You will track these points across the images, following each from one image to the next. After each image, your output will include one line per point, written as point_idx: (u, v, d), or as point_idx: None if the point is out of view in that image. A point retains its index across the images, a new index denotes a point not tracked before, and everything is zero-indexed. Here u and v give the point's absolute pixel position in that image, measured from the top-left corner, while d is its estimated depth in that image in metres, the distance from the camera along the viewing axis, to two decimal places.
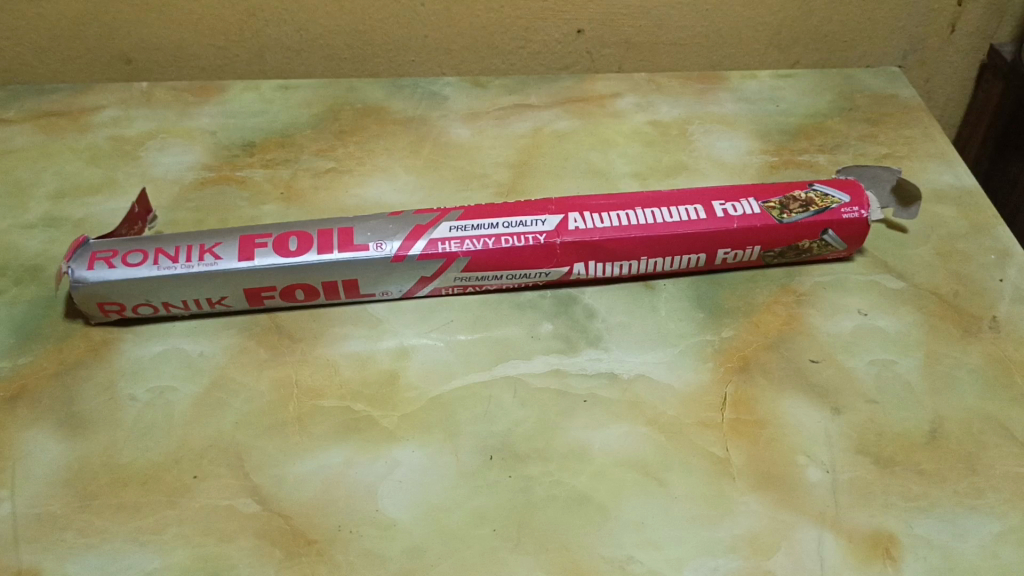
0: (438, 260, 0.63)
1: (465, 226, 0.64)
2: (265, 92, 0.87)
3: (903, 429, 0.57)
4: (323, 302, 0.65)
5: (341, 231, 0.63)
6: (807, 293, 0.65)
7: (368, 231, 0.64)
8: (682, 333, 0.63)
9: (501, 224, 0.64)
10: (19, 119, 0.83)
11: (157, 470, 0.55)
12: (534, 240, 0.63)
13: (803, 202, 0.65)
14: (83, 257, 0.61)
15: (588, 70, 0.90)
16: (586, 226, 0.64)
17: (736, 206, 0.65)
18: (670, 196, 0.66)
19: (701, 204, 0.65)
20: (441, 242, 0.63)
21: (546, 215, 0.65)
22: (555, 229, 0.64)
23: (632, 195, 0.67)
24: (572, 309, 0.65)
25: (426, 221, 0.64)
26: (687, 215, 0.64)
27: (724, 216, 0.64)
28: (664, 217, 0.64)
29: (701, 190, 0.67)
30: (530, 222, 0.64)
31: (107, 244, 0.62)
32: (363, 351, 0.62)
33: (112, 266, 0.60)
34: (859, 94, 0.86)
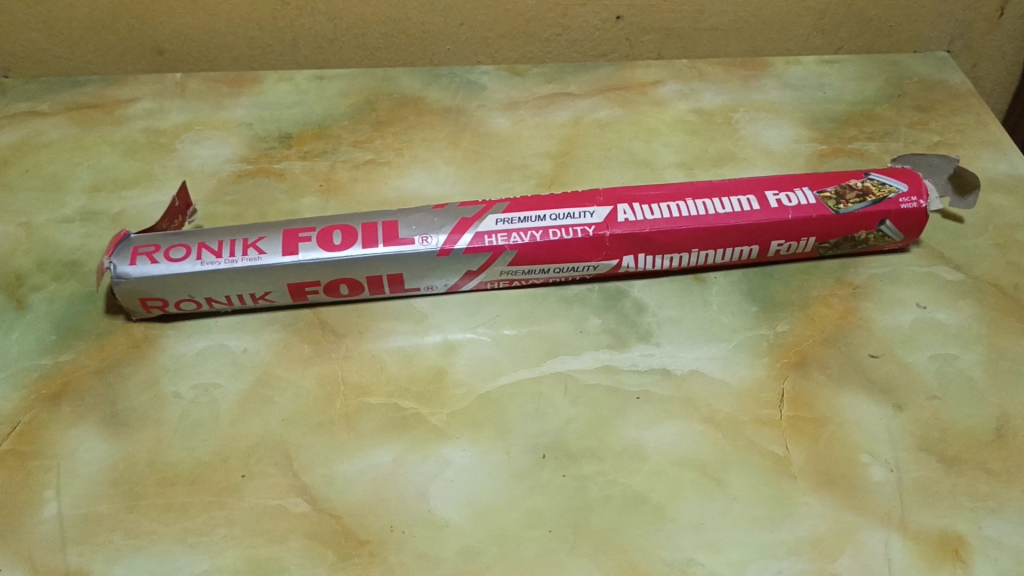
0: (485, 253, 0.62)
1: (512, 218, 0.63)
2: (300, 83, 0.86)
3: (968, 426, 0.55)
4: (367, 297, 0.64)
5: (386, 224, 0.62)
6: (863, 286, 0.63)
7: (413, 224, 0.62)
8: (736, 328, 0.61)
9: (548, 216, 0.63)
10: (53, 112, 0.83)
11: (203, 470, 0.54)
12: (583, 232, 0.62)
13: (860, 192, 0.63)
14: (125, 252, 0.60)
15: (627, 57, 0.88)
16: (636, 218, 0.62)
17: (790, 196, 0.63)
18: (722, 186, 0.65)
19: (754, 194, 0.63)
20: (488, 235, 0.62)
21: (595, 206, 0.63)
22: (604, 221, 0.62)
23: (682, 185, 0.65)
24: (621, 303, 0.63)
25: (472, 214, 0.63)
26: (740, 206, 0.63)
27: (778, 206, 0.63)
28: (716, 208, 0.63)
29: (753, 180, 0.65)
30: (577, 214, 0.63)
31: (149, 238, 0.61)
32: (409, 348, 0.61)
33: (155, 261, 0.59)
34: (907, 81, 0.84)
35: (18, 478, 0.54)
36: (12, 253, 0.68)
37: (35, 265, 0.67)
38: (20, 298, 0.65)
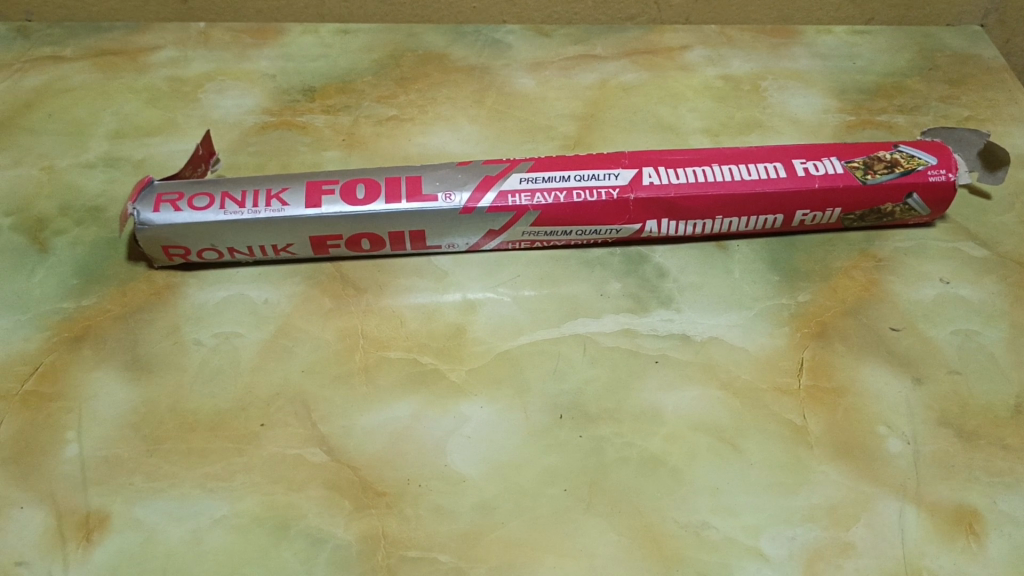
0: (507, 213, 0.62)
1: (536, 178, 0.62)
2: (325, 36, 0.85)
3: (987, 402, 0.55)
4: (388, 253, 0.64)
5: (409, 179, 0.62)
6: (887, 259, 0.63)
7: (437, 180, 0.62)
8: (757, 296, 0.61)
9: (572, 177, 0.62)
10: (76, 57, 0.82)
11: (223, 417, 0.54)
12: (607, 195, 0.61)
13: (889, 163, 0.62)
14: (149, 198, 0.60)
15: (655, 21, 0.85)
16: (661, 182, 0.62)
17: (817, 164, 0.63)
18: (749, 153, 0.64)
19: (781, 162, 0.63)
20: (511, 194, 0.62)
21: (620, 169, 0.62)
22: (629, 183, 0.62)
23: (708, 151, 0.65)
24: (642, 267, 0.63)
25: (496, 172, 0.63)
26: (766, 173, 0.62)
27: (805, 175, 0.62)
28: (742, 174, 0.62)
29: (780, 147, 0.64)
30: (602, 176, 0.62)
31: (173, 186, 0.61)
32: (429, 304, 0.61)
33: (179, 209, 0.59)
34: (939, 54, 0.82)
35: (40, 418, 0.54)
36: (36, 196, 0.69)
37: (58, 209, 0.67)
38: (43, 242, 0.65)
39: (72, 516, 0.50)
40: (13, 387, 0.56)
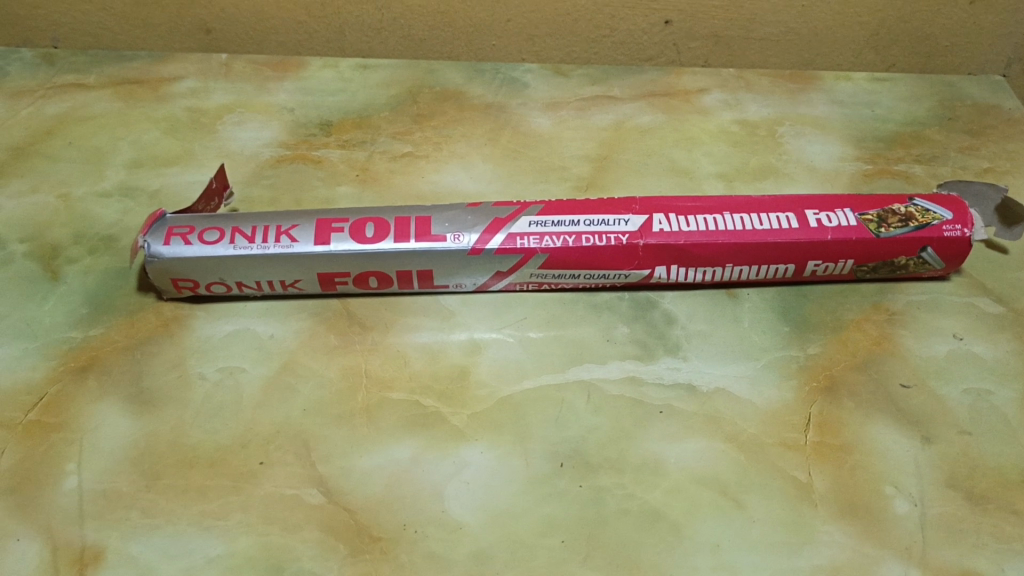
0: (516, 255, 0.61)
1: (546, 221, 0.62)
2: (345, 71, 0.86)
3: (998, 465, 0.54)
4: (395, 291, 0.64)
5: (419, 220, 0.62)
6: (899, 312, 0.62)
7: (446, 221, 0.62)
8: (766, 347, 0.60)
9: (582, 221, 0.62)
10: (99, 85, 0.84)
11: (223, 454, 0.54)
12: (616, 240, 0.61)
13: (903, 216, 0.62)
14: (159, 231, 0.60)
15: (674, 63, 0.88)
16: (671, 229, 0.62)
17: (830, 216, 0.62)
18: (762, 202, 0.63)
19: (794, 212, 0.62)
20: (520, 237, 0.61)
21: (630, 215, 0.62)
22: (639, 230, 0.61)
23: (720, 199, 0.64)
24: (651, 313, 0.63)
25: (505, 214, 0.62)
26: (778, 223, 0.62)
27: (818, 226, 0.61)
28: (754, 224, 0.62)
29: (793, 197, 0.64)
30: (612, 221, 0.62)
31: (184, 219, 0.61)
32: (434, 344, 0.61)
33: (189, 243, 0.60)
34: (960, 103, 0.82)
35: (42, 448, 0.55)
36: (51, 223, 0.69)
37: (72, 237, 0.68)
38: (55, 270, 0.66)
39: (67, 550, 0.50)
40: (17, 416, 0.56)
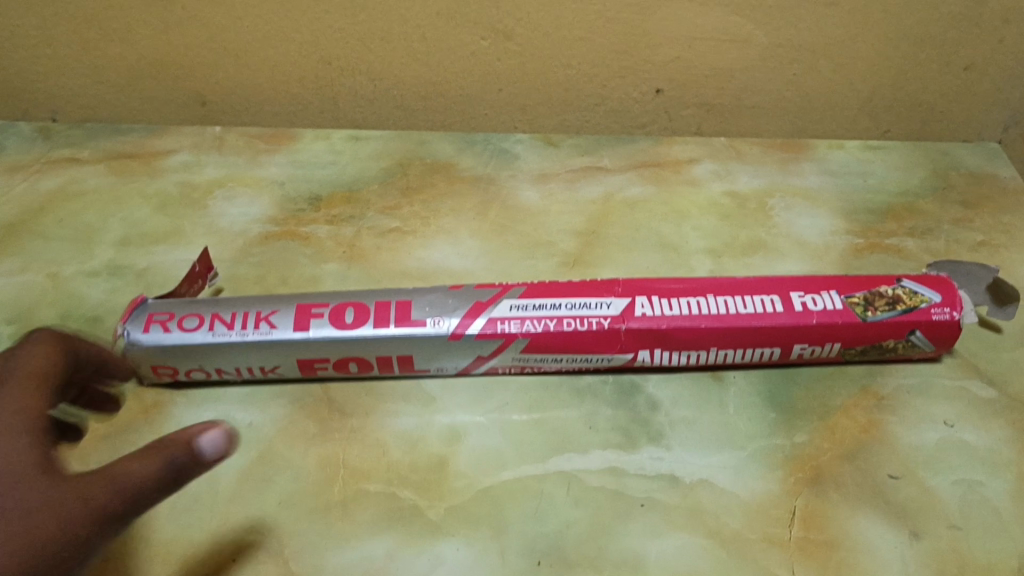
0: (496, 340, 0.61)
1: (526, 304, 0.61)
2: (336, 142, 0.87)
3: (989, 562, 0.52)
4: (377, 374, 0.63)
5: (399, 304, 0.62)
6: (888, 397, 0.61)
7: (426, 304, 0.62)
8: (751, 435, 0.59)
9: (563, 305, 0.61)
10: (94, 160, 0.85)
11: (195, 550, 0.53)
12: (598, 324, 0.60)
13: (890, 299, 0.61)
14: (140, 318, 0.60)
15: (666, 130, 0.90)
16: (653, 312, 0.61)
17: (816, 298, 0.61)
18: (747, 284, 0.63)
19: (778, 295, 0.61)
20: (500, 321, 0.61)
21: (612, 298, 0.61)
22: (621, 313, 0.61)
23: (705, 280, 0.63)
24: (634, 398, 0.62)
25: (487, 297, 0.62)
26: (763, 306, 0.61)
27: (803, 310, 0.60)
28: (738, 307, 0.61)
29: (779, 279, 0.63)
30: (594, 304, 0.61)
31: (166, 305, 0.62)
32: (414, 432, 0.60)
33: (168, 330, 0.60)
34: (955, 173, 0.81)
35: None
36: (37, 304, 0.69)
37: (57, 319, 0.68)
38: None
39: None
40: None
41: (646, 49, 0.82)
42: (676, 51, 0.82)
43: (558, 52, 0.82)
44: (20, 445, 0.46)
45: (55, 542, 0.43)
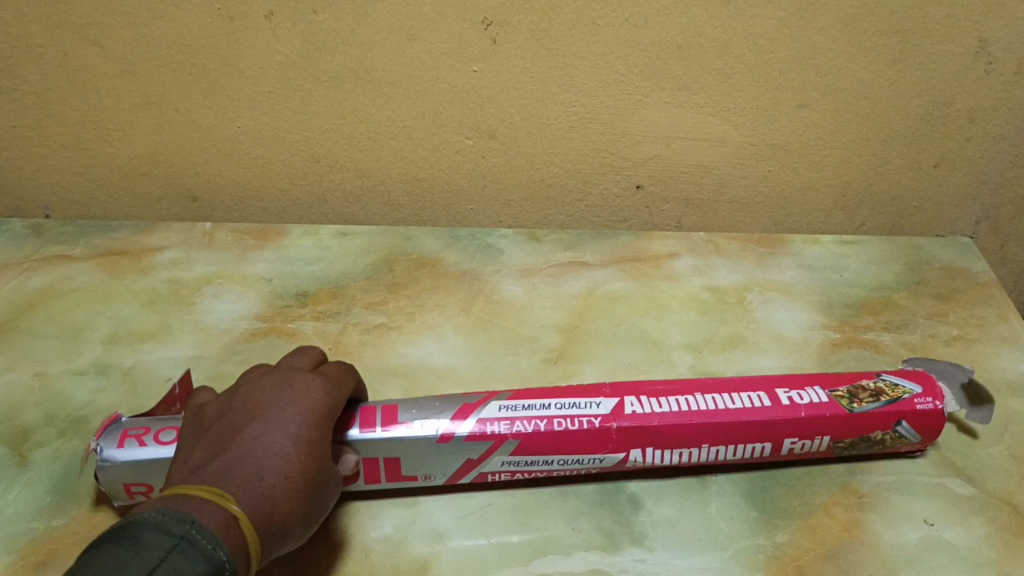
0: (486, 441, 0.60)
1: (515, 405, 0.61)
2: (324, 239, 0.89)
3: None
4: (361, 486, 0.61)
5: (386, 408, 0.61)
6: (869, 495, 0.61)
7: (414, 408, 0.61)
8: (734, 535, 0.59)
9: (552, 405, 0.61)
10: (84, 257, 0.87)
11: None
12: (589, 423, 0.60)
13: (873, 391, 0.62)
14: (114, 434, 0.59)
15: (646, 224, 0.92)
16: (642, 410, 0.61)
17: (801, 393, 0.62)
18: (732, 382, 0.64)
19: (765, 390, 0.63)
20: (490, 422, 0.60)
21: (601, 397, 0.62)
22: (610, 412, 0.61)
23: (693, 381, 0.64)
24: (617, 498, 0.62)
25: (474, 400, 0.62)
26: (751, 401, 0.62)
27: (791, 403, 0.61)
28: (726, 403, 0.62)
29: (764, 377, 0.65)
30: (583, 404, 0.61)
31: (139, 422, 0.60)
32: (395, 534, 0.59)
33: (143, 445, 0.58)
34: (928, 267, 0.83)
35: None
36: (22, 405, 0.70)
37: (42, 419, 0.68)
38: (23, 455, 0.66)
39: None
40: None
41: (626, 148, 0.85)
42: (655, 149, 0.85)
43: (540, 151, 0.86)
44: (330, 386, 0.56)
45: (318, 497, 0.51)
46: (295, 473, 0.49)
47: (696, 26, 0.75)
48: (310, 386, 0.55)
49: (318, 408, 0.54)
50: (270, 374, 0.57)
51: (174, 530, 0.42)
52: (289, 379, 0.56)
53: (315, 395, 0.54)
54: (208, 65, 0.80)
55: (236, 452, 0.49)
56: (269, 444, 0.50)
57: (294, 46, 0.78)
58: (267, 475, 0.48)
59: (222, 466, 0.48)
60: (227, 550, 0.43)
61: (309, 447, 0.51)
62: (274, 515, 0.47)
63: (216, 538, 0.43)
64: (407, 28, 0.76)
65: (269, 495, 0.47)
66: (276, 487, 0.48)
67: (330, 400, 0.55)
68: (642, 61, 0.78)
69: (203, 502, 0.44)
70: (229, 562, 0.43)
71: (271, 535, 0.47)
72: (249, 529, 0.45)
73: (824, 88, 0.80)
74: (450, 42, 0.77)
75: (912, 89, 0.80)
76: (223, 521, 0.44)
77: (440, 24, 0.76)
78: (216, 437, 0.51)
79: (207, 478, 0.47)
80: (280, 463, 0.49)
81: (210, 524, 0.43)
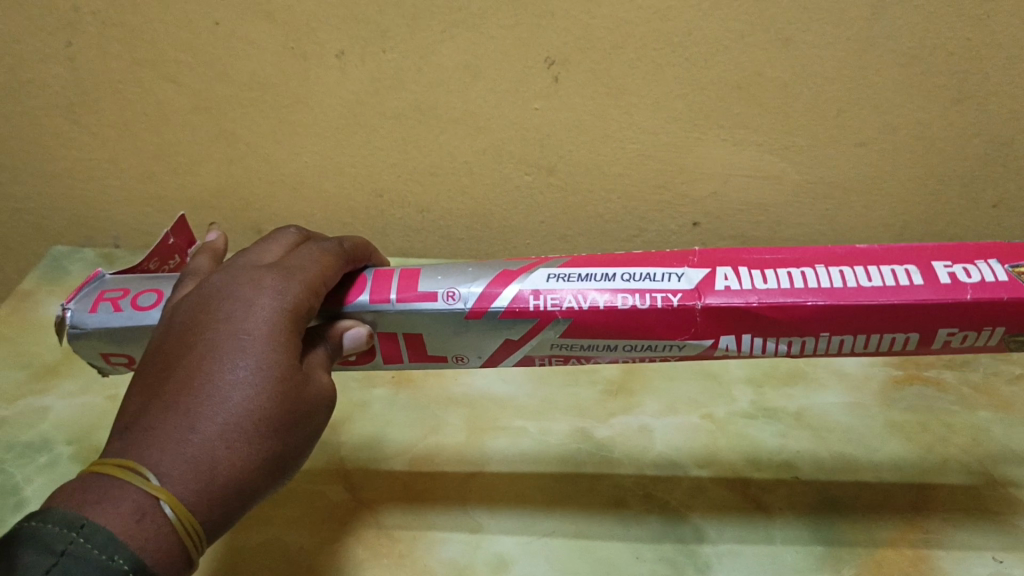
0: (530, 318, 0.54)
1: (569, 276, 0.55)
2: None
3: None
4: (381, 363, 0.59)
5: (407, 275, 0.56)
6: (934, 531, 0.60)
7: (439, 276, 0.56)
8: (799, 567, 0.57)
9: (622, 277, 0.54)
10: None
11: None
12: (664, 301, 0.52)
13: None
14: (88, 298, 0.56)
15: None
16: (740, 286, 0.52)
17: (968, 269, 0.51)
18: (871, 254, 0.53)
19: (917, 265, 0.51)
20: (534, 296, 0.54)
21: (687, 270, 0.53)
22: (696, 288, 0.52)
23: (812, 251, 0.54)
24: (682, 528, 0.61)
25: (518, 268, 0.56)
26: (895, 279, 0.51)
27: (951, 283, 0.50)
28: (859, 279, 0.51)
29: (916, 250, 0.53)
30: (661, 276, 0.54)
31: (119, 282, 0.57)
32: (461, 558, 0.60)
33: (117, 308, 0.55)
34: None
35: None
36: (95, 426, 0.72)
37: None
38: None
39: None
40: None
41: (684, 184, 0.87)
42: (713, 186, 0.87)
43: (599, 188, 0.88)
44: (289, 287, 0.47)
45: (273, 439, 0.42)
46: (236, 414, 0.41)
47: (755, 66, 0.77)
48: (259, 290, 0.46)
49: (259, 325, 0.44)
50: (219, 281, 0.48)
51: (56, 542, 0.35)
52: (236, 284, 0.47)
53: (261, 305, 0.45)
54: (279, 101, 0.83)
55: (164, 400, 0.41)
56: (206, 380, 0.42)
57: (362, 83, 0.80)
58: (200, 426, 0.40)
59: (151, 420, 0.40)
60: (132, 553, 0.36)
61: (253, 376, 0.42)
62: (219, 472, 0.40)
63: (118, 540, 0.36)
64: (473, 67, 0.78)
65: (209, 449, 0.40)
66: (215, 438, 0.40)
67: (287, 303, 0.46)
68: (701, 100, 0.79)
69: (112, 483, 0.38)
70: (136, 567, 0.36)
71: (220, 497, 0.40)
72: (177, 511, 0.38)
73: (882, 126, 0.81)
74: (513, 81, 0.79)
75: (971, 129, 0.81)
76: (138, 510, 0.37)
77: (504, 64, 0.78)
78: (157, 364, 0.44)
79: (130, 446, 0.40)
80: (217, 404, 0.41)
81: (110, 523, 0.36)
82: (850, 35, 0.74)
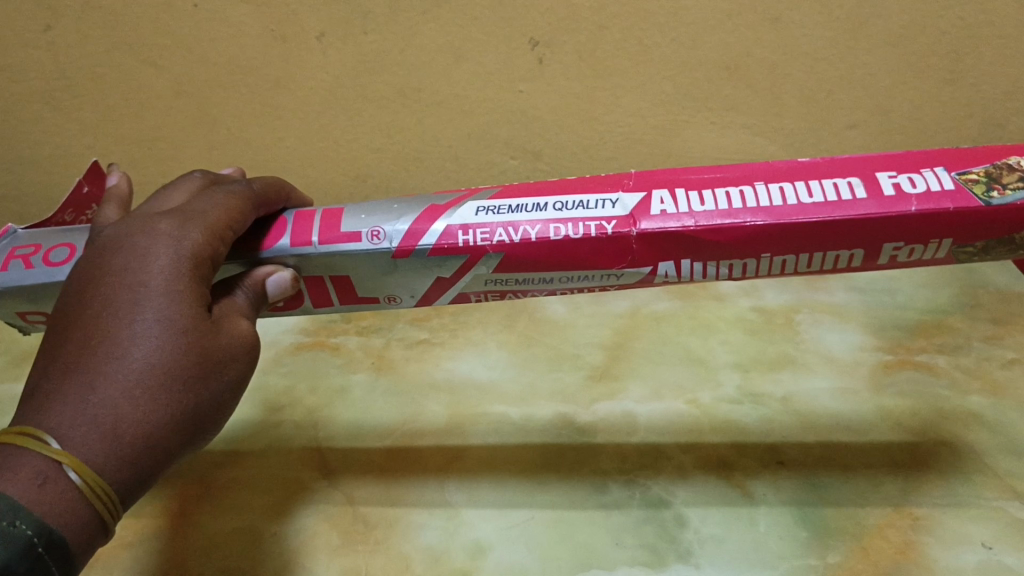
0: (461, 255, 0.52)
1: (498, 208, 0.52)
2: None
3: None
4: (311, 307, 0.58)
5: (331, 215, 0.54)
6: (924, 518, 0.57)
7: (362, 215, 0.53)
8: (784, 554, 0.55)
9: (553, 206, 0.51)
10: None
11: None
12: (598, 229, 0.50)
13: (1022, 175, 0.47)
14: (1, 255, 0.55)
15: None
16: (677, 210, 0.49)
17: (913, 179, 0.47)
18: (814, 169, 0.50)
19: (860, 177, 0.48)
20: (463, 231, 0.52)
21: (621, 195, 0.51)
22: (631, 213, 0.50)
23: (752, 168, 0.51)
24: (663, 515, 0.59)
25: (447, 202, 0.53)
26: (837, 193, 0.47)
27: (895, 194, 0.47)
28: (800, 196, 0.48)
29: (862, 159, 0.50)
30: (596, 203, 0.51)
31: (33, 237, 0.56)
32: (437, 545, 0.58)
33: (27, 266, 0.54)
34: (983, 291, 0.82)
35: None
36: None
37: None
38: None
39: None
40: None
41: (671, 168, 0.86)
42: None
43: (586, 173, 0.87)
44: (188, 235, 0.45)
45: (181, 391, 0.40)
46: (140, 372, 0.39)
47: (744, 47, 0.75)
48: (153, 243, 0.44)
49: (155, 274, 0.42)
50: (117, 237, 0.46)
51: None
52: (130, 239, 0.45)
53: (156, 255, 0.43)
54: (260, 85, 0.81)
55: (61, 364, 0.39)
56: (105, 340, 0.39)
57: (344, 66, 0.79)
58: (99, 384, 0.38)
59: (50, 385, 0.38)
60: (36, 519, 0.34)
61: (153, 328, 0.40)
62: (124, 431, 0.37)
63: (19, 507, 0.34)
64: (456, 49, 0.77)
65: (112, 407, 0.37)
66: (118, 395, 0.38)
67: (184, 250, 0.44)
68: (688, 83, 0.78)
69: (10, 451, 0.36)
70: (39, 536, 0.34)
71: (128, 456, 0.37)
72: (82, 474, 0.36)
73: (873, 108, 0.79)
74: (497, 63, 0.78)
75: (964, 111, 0.79)
76: (39, 474, 0.35)
77: (488, 46, 0.76)
78: (58, 328, 0.42)
79: (29, 412, 0.38)
80: (118, 361, 0.39)
81: (9, 490, 0.34)
82: (840, 14, 0.72)
